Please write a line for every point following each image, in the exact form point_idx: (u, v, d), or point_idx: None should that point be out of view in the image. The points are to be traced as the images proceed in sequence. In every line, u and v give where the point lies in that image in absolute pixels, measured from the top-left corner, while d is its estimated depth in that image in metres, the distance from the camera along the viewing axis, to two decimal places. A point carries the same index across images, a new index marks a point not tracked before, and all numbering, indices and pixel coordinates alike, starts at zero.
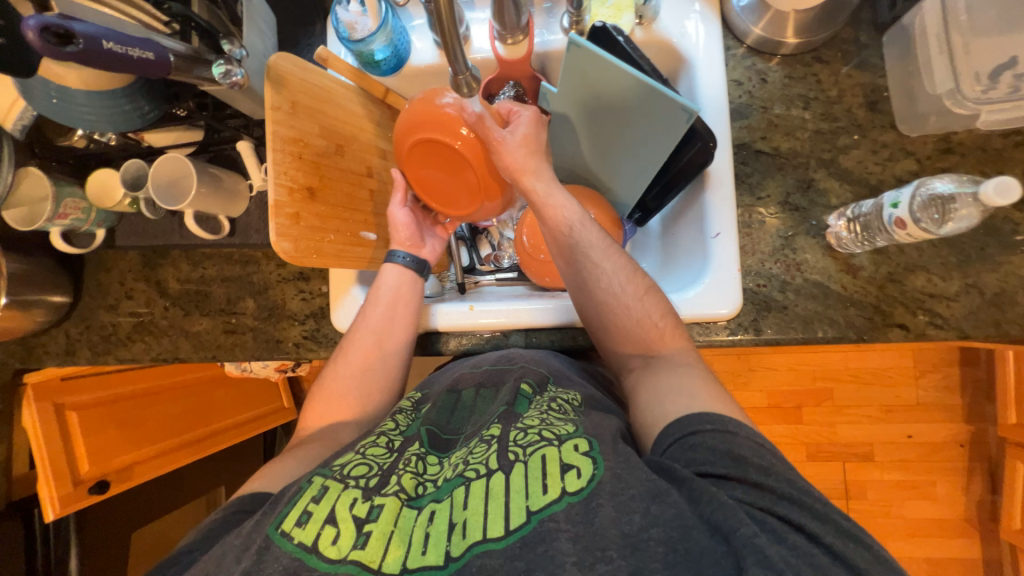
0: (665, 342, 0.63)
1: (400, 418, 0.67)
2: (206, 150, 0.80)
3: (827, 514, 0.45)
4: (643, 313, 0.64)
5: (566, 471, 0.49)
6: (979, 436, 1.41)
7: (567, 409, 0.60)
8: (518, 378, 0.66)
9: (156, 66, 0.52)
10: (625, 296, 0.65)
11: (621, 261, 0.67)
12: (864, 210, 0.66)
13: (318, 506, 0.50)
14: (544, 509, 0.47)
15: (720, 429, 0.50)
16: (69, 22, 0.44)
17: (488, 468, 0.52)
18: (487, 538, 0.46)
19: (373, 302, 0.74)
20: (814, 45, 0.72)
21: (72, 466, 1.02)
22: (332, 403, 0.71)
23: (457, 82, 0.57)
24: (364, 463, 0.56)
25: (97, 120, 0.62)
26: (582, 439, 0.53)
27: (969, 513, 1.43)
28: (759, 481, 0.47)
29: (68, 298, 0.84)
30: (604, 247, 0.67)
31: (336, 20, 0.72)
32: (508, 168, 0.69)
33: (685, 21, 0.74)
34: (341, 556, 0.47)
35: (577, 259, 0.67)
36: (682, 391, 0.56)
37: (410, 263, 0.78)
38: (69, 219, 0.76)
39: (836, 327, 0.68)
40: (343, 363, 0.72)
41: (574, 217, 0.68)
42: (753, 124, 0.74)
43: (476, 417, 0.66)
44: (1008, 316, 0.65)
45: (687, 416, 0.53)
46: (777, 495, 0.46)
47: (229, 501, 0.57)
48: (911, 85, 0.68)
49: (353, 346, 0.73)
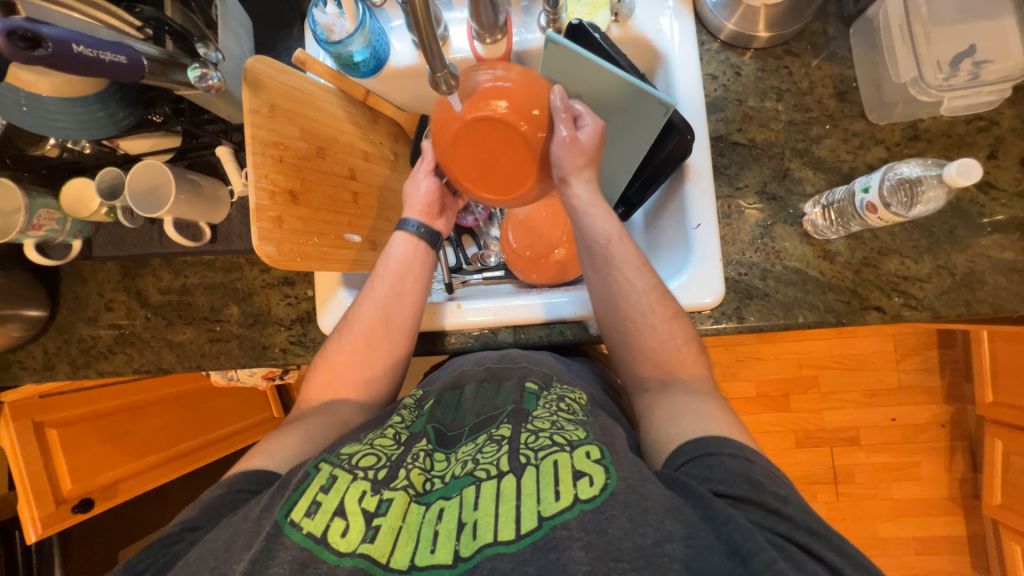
0: (686, 368, 0.63)
1: (407, 412, 0.66)
2: (185, 157, 0.80)
3: (843, 547, 0.46)
4: (669, 336, 0.65)
5: (578, 478, 0.49)
6: (959, 416, 1.45)
7: (575, 409, 0.60)
8: (523, 377, 0.67)
9: (130, 70, 0.51)
10: (654, 317, 0.65)
11: (654, 282, 0.67)
12: (837, 197, 0.68)
13: (327, 496, 0.50)
14: (557, 516, 0.47)
15: (738, 454, 0.50)
16: (37, 26, 0.43)
17: (499, 470, 0.52)
18: (498, 541, 0.46)
19: (382, 275, 0.73)
20: (785, 38, 0.74)
21: (55, 485, 1.00)
22: (335, 378, 0.69)
23: (435, 80, 0.57)
24: (372, 454, 0.56)
25: (69, 127, 0.61)
26: (594, 446, 0.53)
27: (953, 492, 1.47)
28: (777, 507, 0.47)
29: (45, 312, 0.82)
30: (637, 264, 0.67)
31: (313, 23, 0.71)
32: (559, 165, 0.69)
33: (659, 18, 0.75)
34: (350, 549, 0.47)
35: (609, 272, 0.68)
36: (699, 414, 0.56)
37: (420, 233, 0.76)
38: (44, 230, 0.74)
39: (816, 311, 0.70)
40: (348, 335, 0.71)
41: (611, 231, 0.69)
42: (729, 117, 0.75)
43: (484, 404, 0.65)
44: (978, 295, 0.68)
45: (703, 438, 0.52)
46: (795, 524, 0.46)
47: (230, 477, 0.56)
48: (877, 75, 0.70)
49: (359, 318, 0.71)
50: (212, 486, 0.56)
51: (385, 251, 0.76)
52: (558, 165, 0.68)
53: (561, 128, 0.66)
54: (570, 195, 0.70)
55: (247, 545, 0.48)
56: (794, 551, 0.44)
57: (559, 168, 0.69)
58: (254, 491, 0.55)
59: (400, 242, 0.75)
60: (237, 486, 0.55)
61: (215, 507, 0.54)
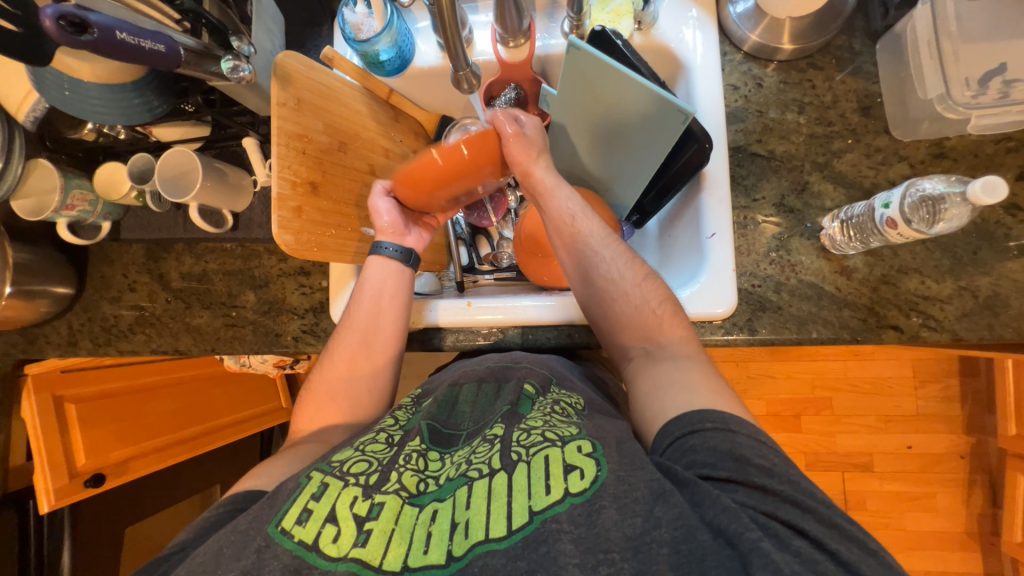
0: (665, 330, 0.63)
1: (402, 413, 0.67)
2: (212, 146, 0.83)
3: (831, 518, 0.45)
4: (642, 299, 0.65)
5: (569, 472, 0.49)
6: (979, 448, 1.40)
7: (570, 411, 0.59)
8: (522, 378, 0.66)
9: (167, 58, 0.53)
10: (625, 282, 0.66)
11: (620, 248, 0.70)
12: (857, 212, 0.67)
13: (318, 503, 0.51)
14: (548, 510, 0.47)
15: (721, 427, 0.50)
16: (85, 12, 0.45)
17: (491, 469, 0.52)
18: (489, 538, 0.46)
19: (356, 300, 0.74)
20: (809, 51, 0.73)
21: (70, 458, 1.02)
22: (322, 404, 0.71)
23: (458, 77, 0.61)
24: (363, 460, 0.56)
25: (106, 112, 0.64)
26: (586, 440, 0.53)
27: (970, 526, 1.41)
28: (762, 483, 0.46)
29: (72, 289, 0.85)
30: (604, 235, 0.70)
31: (343, 21, 0.73)
32: (516, 162, 0.71)
33: (683, 28, 0.75)
34: (341, 554, 0.47)
35: (580, 248, 0.70)
36: (681, 386, 0.56)
37: (398, 254, 0.77)
38: (76, 210, 0.77)
39: (830, 327, 0.69)
40: (329, 362, 0.72)
41: (575, 207, 0.72)
42: (749, 128, 0.75)
43: (481, 413, 0.65)
44: (1001, 319, 0.66)
45: (686, 415, 0.53)
46: (779, 498, 0.46)
47: (221, 500, 0.57)
48: (903, 91, 0.69)
49: (338, 343, 0.73)
50: (207, 509, 0.56)
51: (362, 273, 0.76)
52: (515, 161, 0.71)
53: (506, 127, 0.70)
54: (536, 183, 0.72)
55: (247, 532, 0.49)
56: (777, 528, 0.44)
57: (516, 164, 0.71)
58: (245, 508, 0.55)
59: (373, 269, 0.75)
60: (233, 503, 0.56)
61: None
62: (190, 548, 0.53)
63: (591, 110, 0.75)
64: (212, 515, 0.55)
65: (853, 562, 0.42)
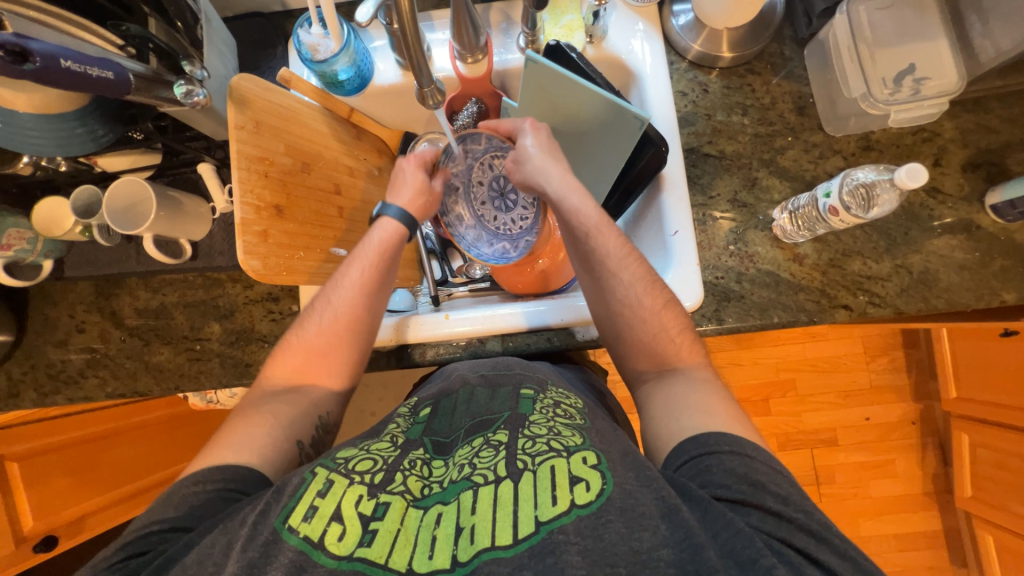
0: (682, 357, 0.65)
1: (401, 422, 0.66)
2: (164, 175, 0.79)
3: (825, 535, 0.48)
4: (659, 328, 0.66)
5: (575, 483, 0.50)
6: (927, 413, 1.52)
7: (573, 414, 0.61)
8: (519, 384, 0.67)
9: (116, 85, 0.51)
10: (643, 309, 0.67)
11: (640, 270, 0.68)
12: (802, 203, 0.72)
13: (324, 500, 0.50)
14: (554, 520, 0.47)
15: (737, 451, 0.53)
16: (25, 41, 0.43)
17: (496, 476, 0.52)
18: (495, 546, 0.46)
19: (361, 257, 0.71)
20: (747, 58, 0.79)
21: (15, 524, 0.94)
22: (314, 355, 0.67)
23: (423, 94, 0.60)
24: (369, 459, 0.56)
25: (46, 144, 0.60)
26: (591, 451, 0.54)
27: (927, 487, 1.53)
28: (778, 509, 0.49)
29: (11, 336, 0.78)
30: (622, 255, 0.69)
31: (298, 42, 0.73)
32: (524, 177, 0.74)
33: (631, 40, 0.80)
34: (347, 553, 0.47)
35: (594, 267, 0.69)
36: (701, 408, 0.58)
37: (400, 217, 0.73)
38: (13, 250, 0.73)
39: (789, 311, 0.74)
40: (329, 312, 0.68)
41: (588, 223, 0.69)
42: (700, 131, 0.80)
43: (477, 408, 0.65)
44: (934, 292, 0.73)
45: (703, 435, 0.55)
46: (795, 526, 0.48)
47: (212, 478, 0.54)
48: (831, 91, 0.76)
49: (341, 294, 0.69)
50: (192, 486, 0.53)
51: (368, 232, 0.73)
52: (523, 178, 0.74)
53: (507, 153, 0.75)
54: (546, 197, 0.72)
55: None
56: (793, 556, 0.46)
57: (525, 178, 0.74)
58: (242, 490, 0.54)
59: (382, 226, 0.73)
60: (223, 486, 0.54)
61: None
62: (179, 557, 0.49)
63: (556, 116, 0.78)
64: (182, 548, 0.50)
65: (834, 567, 0.46)
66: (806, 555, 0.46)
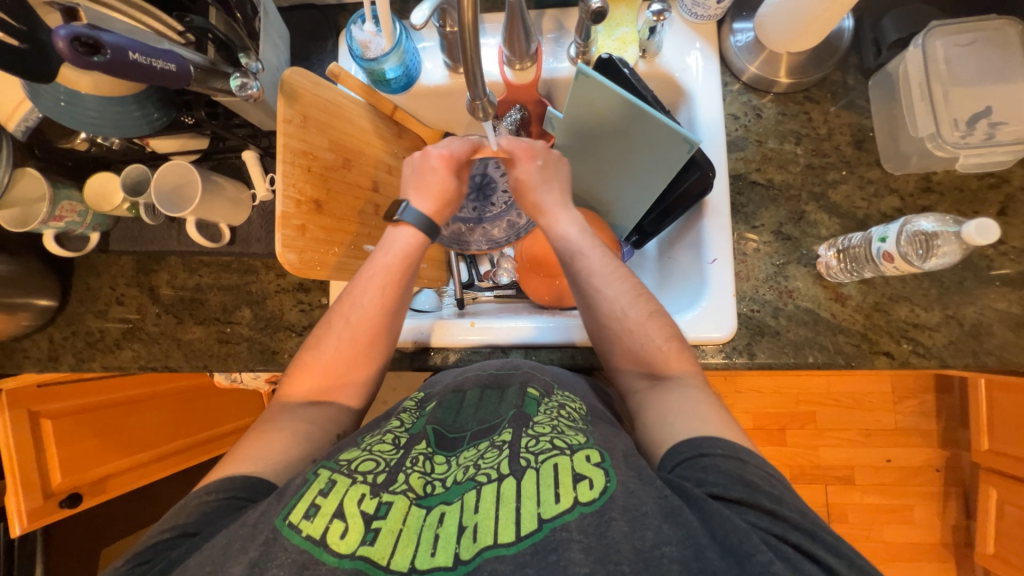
0: (671, 364, 0.63)
1: (406, 416, 0.65)
2: (209, 158, 0.81)
3: (839, 548, 0.45)
4: (647, 337, 0.65)
5: (578, 482, 0.48)
6: (954, 461, 1.46)
7: (576, 417, 0.59)
8: (524, 382, 0.65)
9: (177, 77, 0.53)
10: (629, 321, 0.66)
11: (624, 285, 0.68)
12: (853, 243, 0.69)
13: (326, 499, 0.49)
14: (557, 519, 0.46)
15: (731, 454, 0.51)
16: (98, 32, 0.45)
17: (499, 473, 0.51)
18: (498, 543, 0.45)
19: (379, 272, 0.70)
20: (806, 85, 0.76)
21: (44, 478, 0.98)
22: (330, 376, 0.67)
23: (474, 106, 0.60)
24: (371, 459, 0.55)
25: (104, 124, 0.62)
26: (594, 450, 0.52)
27: (945, 538, 1.47)
28: (770, 508, 0.47)
29: (55, 302, 0.82)
30: (608, 271, 0.69)
31: (350, 38, 0.73)
32: (524, 204, 0.76)
33: (686, 57, 0.78)
34: (349, 551, 0.46)
35: (581, 287, 0.70)
36: (692, 414, 0.57)
37: (421, 223, 0.72)
38: (65, 221, 0.75)
39: (826, 352, 0.71)
40: (346, 332, 0.68)
41: (575, 245, 0.72)
42: (748, 157, 0.77)
43: (485, 413, 0.63)
44: (985, 347, 0.69)
45: (698, 438, 0.53)
46: (789, 524, 0.46)
47: (217, 487, 0.54)
48: (895, 126, 0.72)
49: (359, 313, 0.68)
50: (198, 493, 0.54)
51: (387, 239, 0.73)
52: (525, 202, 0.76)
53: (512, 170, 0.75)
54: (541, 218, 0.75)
55: (245, 547, 0.46)
56: (790, 551, 0.44)
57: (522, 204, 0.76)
58: (250, 499, 0.54)
59: (403, 235, 0.72)
60: (233, 494, 0.54)
61: (204, 514, 0.52)
62: (180, 561, 0.48)
63: (580, 126, 0.76)
64: (192, 526, 0.51)
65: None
66: (800, 550, 0.45)
